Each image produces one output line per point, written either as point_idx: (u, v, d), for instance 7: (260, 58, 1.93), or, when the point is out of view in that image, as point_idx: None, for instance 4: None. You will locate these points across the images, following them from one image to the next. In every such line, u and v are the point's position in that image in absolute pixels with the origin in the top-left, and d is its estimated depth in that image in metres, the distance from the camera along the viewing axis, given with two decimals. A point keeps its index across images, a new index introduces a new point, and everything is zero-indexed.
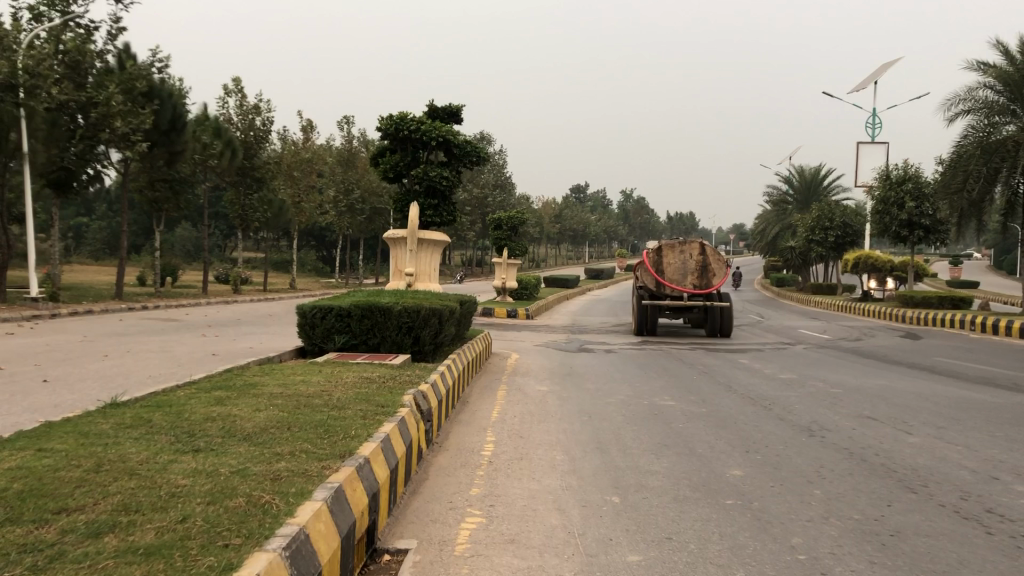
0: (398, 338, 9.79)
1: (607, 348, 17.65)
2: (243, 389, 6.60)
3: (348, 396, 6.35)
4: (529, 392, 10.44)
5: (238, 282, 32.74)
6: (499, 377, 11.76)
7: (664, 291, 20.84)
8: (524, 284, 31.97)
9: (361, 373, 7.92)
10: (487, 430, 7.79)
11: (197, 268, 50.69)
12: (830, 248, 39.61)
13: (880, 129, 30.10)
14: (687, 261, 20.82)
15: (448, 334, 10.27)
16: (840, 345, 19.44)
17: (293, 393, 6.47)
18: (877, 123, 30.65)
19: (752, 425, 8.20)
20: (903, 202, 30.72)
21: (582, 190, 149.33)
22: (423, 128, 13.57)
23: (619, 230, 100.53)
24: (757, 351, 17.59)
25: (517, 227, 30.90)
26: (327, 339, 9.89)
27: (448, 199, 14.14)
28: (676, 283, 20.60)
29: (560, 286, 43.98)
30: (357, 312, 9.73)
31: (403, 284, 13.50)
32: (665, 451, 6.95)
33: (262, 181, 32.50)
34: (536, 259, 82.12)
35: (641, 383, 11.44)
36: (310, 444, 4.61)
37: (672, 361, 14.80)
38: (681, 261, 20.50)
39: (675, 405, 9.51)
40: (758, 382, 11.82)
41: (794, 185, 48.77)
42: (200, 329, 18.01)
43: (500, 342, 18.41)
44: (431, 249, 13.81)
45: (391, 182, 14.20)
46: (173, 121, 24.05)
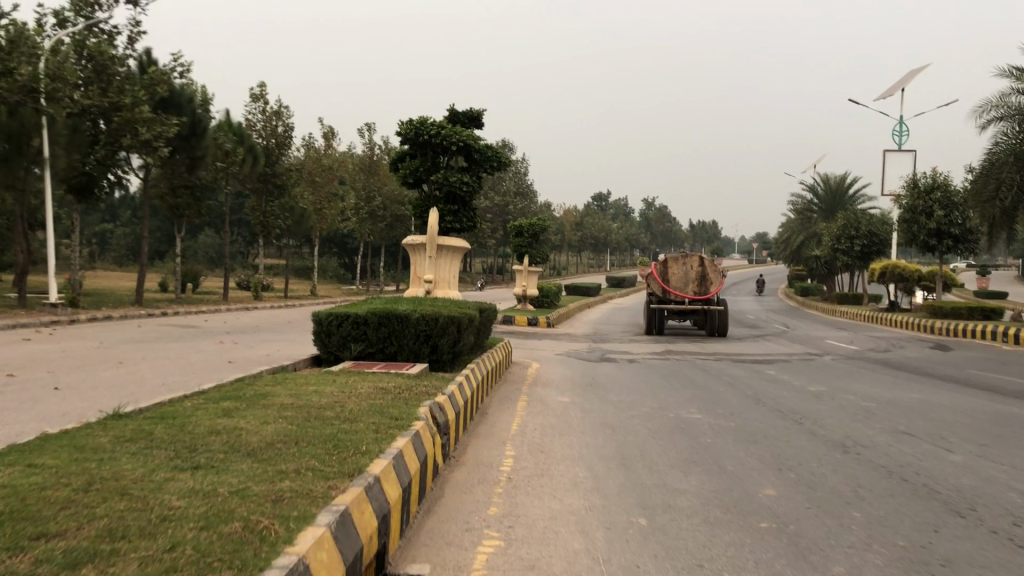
0: (415, 347, 9.52)
1: (629, 358, 17.31)
2: (253, 400, 6.35)
3: (361, 408, 6.08)
4: (550, 404, 10.13)
5: (259, 288, 32.66)
6: (519, 387, 11.48)
7: (669, 297, 24.59)
8: (545, 292, 31.67)
9: (377, 383, 7.66)
10: (507, 444, 7.50)
11: (219, 274, 50.80)
12: (856, 258, 39.02)
13: (908, 136, 29.55)
14: (688, 272, 24.42)
15: (467, 344, 9.99)
16: (869, 356, 18.98)
17: (304, 404, 6.21)
18: (905, 130, 30.16)
19: (783, 440, 7.86)
20: (931, 211, 30.09)
21: (604, 198, 148.80)
22: (444, 133, 13.32)
23: (641, 238, 99.95)
24: (784, 361, 17.18)
25: (539, 234, 30.64)
26: (343, 348, 9.62)
27: (469, 205, 13.87)
28: (678, 290, 24.31)
29: (581, 294, 43.63)
30: (374, 320, 9.46)
31: (422, 291, 13.25)
32: (693, 468, 6.63)
33: (283, 188, 32.43)
34: (558, 267, 81.75)
35: (665, 395, 11.12)
36: (317, 461, 4.34)
37: (697, 372, 14.45)
38: (682, 270, 24.25)
39: (702, 419, 9.19)
40: (786, 394, 11.46)
41: (819, 194, 48.19)
42: (217, 336, 17.84)
43: (521, 350, 18.13)
44: (452, 255, 13.56)
45: (411, 187, 13.95)
46: (193, 127, 24.08)
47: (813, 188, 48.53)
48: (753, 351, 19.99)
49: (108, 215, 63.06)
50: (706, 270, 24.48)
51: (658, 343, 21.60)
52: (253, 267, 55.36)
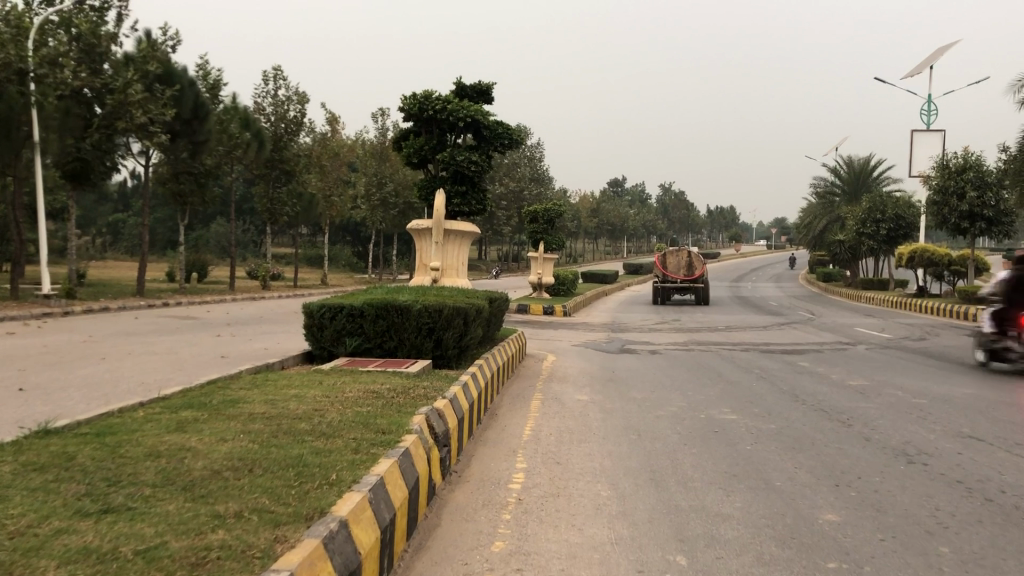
0: (417, 341, 8.60)
1: (651, 349, 16.35)
2: (220, 408, 5.43)
3: (340, 419, 5.15)
4: (567, 403, 9.16)
5: (267, 277, 31.87)
6: (533, 383, 10.52)
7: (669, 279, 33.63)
8: (561, 279, 30.72)
9: (368, 385, 6.71)
10: (518, 454, 6.54)
11: (229, 264, 50.24)
12: (882, 242, 37.72)
13: (936, 115, 28.24)
14: (681, 261, 33.55)
15: (476, 338, 9.05)
16: (905, 345, 17.89)
17: (276, 415, 5.27)
18: (933, 108, 28.84)
19: (836, 448, 6.86)
20: (963, 192, 28.80)
21: (620, 184, 147.29)
22: (450, 107, 12.32)
23: (658, 224, 98.56)
24: (817, 352, 16.12)
25: (554, 220, 29.63)
26: (337, 343, 8.70)
27: (479, 185, 12.93)
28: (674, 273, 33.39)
29: (598, 281, 42.61)
30: (372, 312, 8.56)
31: (428, 279, 12.31)
32: (735, 487, 5.66)
33: (291, 174, 31.57)
34: (574, 254, 80.70)
35: (693, 391, 10.16)
36: (270, 498, 3.40)
37: (726, 364, 13.45)
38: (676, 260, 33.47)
39: (737, 420, 8.23)
40: (826, 390, 10.44)
41: (842, 176, 46.82)
42: (216, 328, 16.98)
43: (536, 342, 17.19)
44: (460, 241, 12.62)
45: (416, 168, 13.01)
46: (195, 111, 23.32)
47: (836, 171, 47.13)
48: (780, 340, 18.89)
49: (121, 204, 62.67)
50: (695, 260, 33.45)
51: (680, 332, 20.59)
52: (266, 257, 54.65)
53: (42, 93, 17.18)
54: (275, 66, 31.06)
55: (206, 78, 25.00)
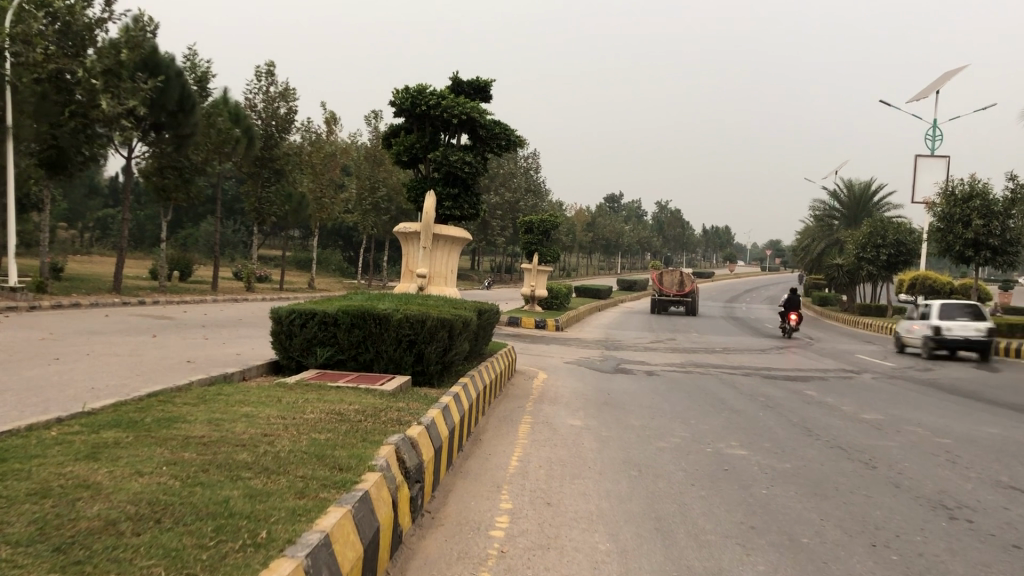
0: (396, 355, 7.75)
1: (647, 369, 15.53)
2: (153, 429, 4.56)
3: (290, 450, 4.30)
4: (559, 428, 8.32)
5: (252, 279, 30.95)
6: (522, 405, 9.68)
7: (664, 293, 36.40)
8: (554, 293, 29.91)
9: (334, 405, 5.85)
10: (502, 492, 5.71)
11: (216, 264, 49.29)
12: (881, 267, 37.07)
13: (942, 141, 27.45)
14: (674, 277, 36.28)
15: (462, 353, 8.19)
16: (912, 376, 17.12)
17: (214, 440, 4.41)
18: (939, 133, 28.21)
19: (865, 497, 6.02)
20: (969, 220, 28.12)
21: (616, 200, 146.77)
22: (445, 103, 11.49)
23: (652, 241, 98.00)
24: (822, 379, 15.33)
25: (550, 231, 28.79)
26: (306, 352, 7.85)
27: (472, 188, 12.14)
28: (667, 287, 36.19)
29: (591, 296, 41.82)
30: (347, 320, 7.72)
31: (414, 286, 11.48)
32: (755, 544, 4.82)
33: (281, 173, 30.75)
34: (567, 268, 79.98)
35: (696, 419, 9.35)
36: (169, 568, 2.55)
37: (727, 390, 12.66)
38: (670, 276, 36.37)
39: (748, 458, 7.42)
40: (839, 424, 9.62)
41: (842, 199, 46.25)
42: (191, 329, 16.11)
43: (527, 357, 16.37)
44: (449, 247, 11.80)
45: (405, 167, 12.18)
46: (181, 103, 22.52)
47: (836, 195, 46.56)
48: (781, 365, 18.08)
49: (112, 199, 61.74)
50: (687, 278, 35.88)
51: (677, 352, 19.79)
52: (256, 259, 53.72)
53: (16, 75, 16.38)
54: (267, 62, 30.33)
55: (194, 70, 24.35)
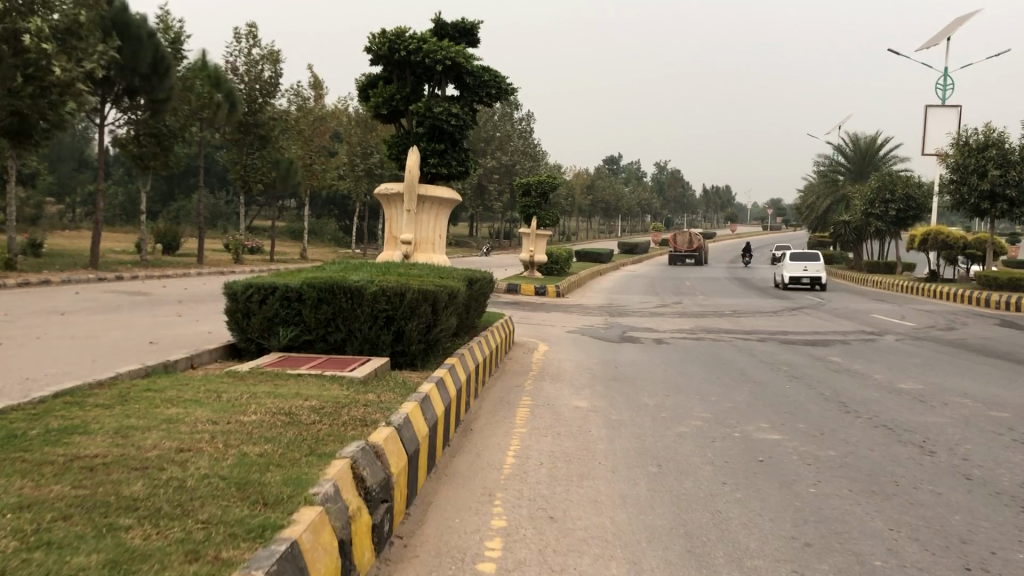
0: (371, 333, 6.68)
1: (656, 336, 14.51)
2: (30, 448, 3.47)
3: (203, 475, 3.22)
4: (562, 412, 7.27)
5: (240, 251, 29.79)
6: (519, 383, 8.65)
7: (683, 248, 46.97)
8: (554, 257, 28.86)
9: (290, 401, 4.79)
10: (494, 502, 4.66)
11: (207, 236, 48.24)
12: (891, 223, 35.94)
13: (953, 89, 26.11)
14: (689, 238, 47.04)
15: (449, 329, 7.11)
16: (937, 336, 16.08)
17: (109, 462, 3.33)
18: (950, 82, 26.59)
19: (935, 495, 4.96)
20: (984, 170, 26.89)
21: (615, 161, 145.00)
22: (426, 48, 10.32)
23: (653, 203, 96.67)
24: (843, 343, 14.30)
25: (548, 193, 27.58)
26: (267, 333, 6.76)
27: (460, 142, 11.03)
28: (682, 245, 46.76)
29: (593, 260, 40.71)
30: (313, 296, 6.62)
31: (399, 254, 10.37)
32: (817, 570, 3.76)
33: (267, 139, 29.52)
34: (568, 232, 78.84)
35: (716, 396, 8.31)
36: None
37: (744, 358, 11.61)
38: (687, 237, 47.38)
39: (783, 443, 6.38)
40: (875, 396, 8.57)
41: (847, 154, 45.02)
42: (167, 306, 15.00)
43: (526, 326, 15.36)
44: (437, 210, 10.67)
45: (386, 121, 11.05)
46: (154, 66, 21.27)
47: (841, 149, 45.25)
48: (795, 328, 17.00)
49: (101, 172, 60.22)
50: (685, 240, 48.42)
51: (685, 318, 18.72)
52: (250, 230, 52.54)
53: None
54: (250, 23, 29.06)
55: (167, 32, 23.09)
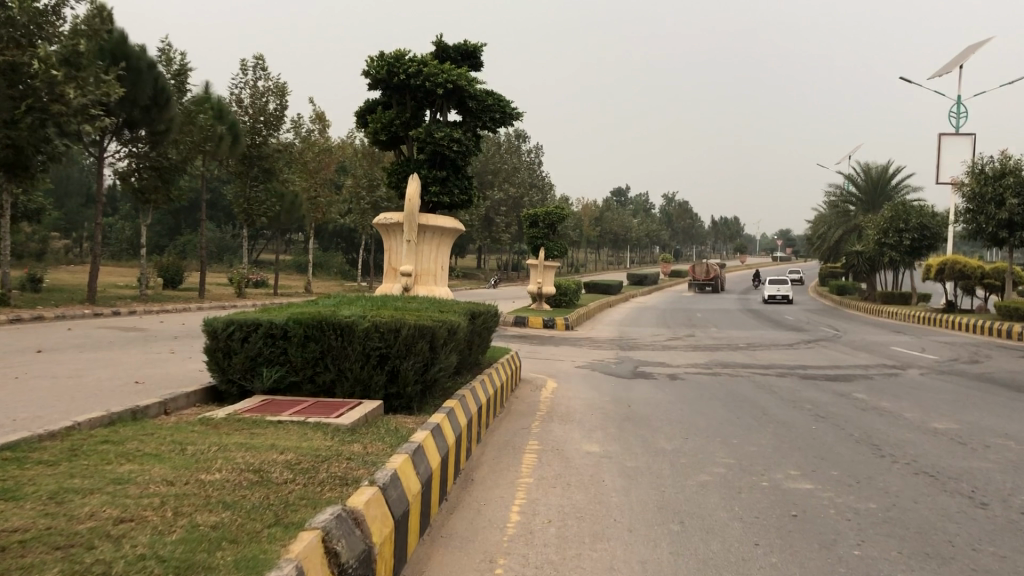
0: (363, 374, 6.13)
1: (669, 371, 13.91)
2: None
3: (139, 558, 2.64)
4: (573, 458, 6.68)
5: (244, 284, 29.35)
6: (527, 425, 8.06)
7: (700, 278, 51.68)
8: (562, 290, 28.30)
9: (266, 454, 4.22)
10: (495, 571, 4.07)
11: (213, 270, 47.97)
12: (904, 253, 35.30)
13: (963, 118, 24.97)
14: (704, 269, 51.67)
15: (449, 368, 6.57)
16: (962, 369, 15.43)
17: (27, 538, 2.75)
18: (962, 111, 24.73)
19: (1001, 559, 4.34)
20: (1001, 198, 26.27)
21: (623, 193, 144.93)
22: (427, 70, 9.88)
23: (661, 234, 96.25)
24: (866, 377, 13.65)
25: (556, 224, 27.07)
26: (250, 374, 6.21)
27: (462, 169, 10.54)
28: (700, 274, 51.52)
29: (602, 292, 40.14)
30: (299, 333, 6.08)
31: (398, 287, 9.87)
32: None
33: (271, 172, 29.21)
34: (576, 265, 78.40)
35: (738, 438, 7.71)
36: None
37: (763, 395, 11.01)
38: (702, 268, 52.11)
39: (818, 494, 5.77)
40: (909, 437, 7.95)
41: (859, 184, 44.46)
42: (160, 342, 14.48)
43: (534, 361, 14.80)
44: (438, 240, 10.18)
45: (385, 148, 10.58)
46: (155, 97, 21.00)
47: (852, 179, 44.78)
48: (814, 361, 16.35)
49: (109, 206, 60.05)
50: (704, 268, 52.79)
51: (698, 351, 18.11)
52: (257, 264, 52.22)
53: None
54: (256, 56, 28.93)
55: (169, 63, 22.93)
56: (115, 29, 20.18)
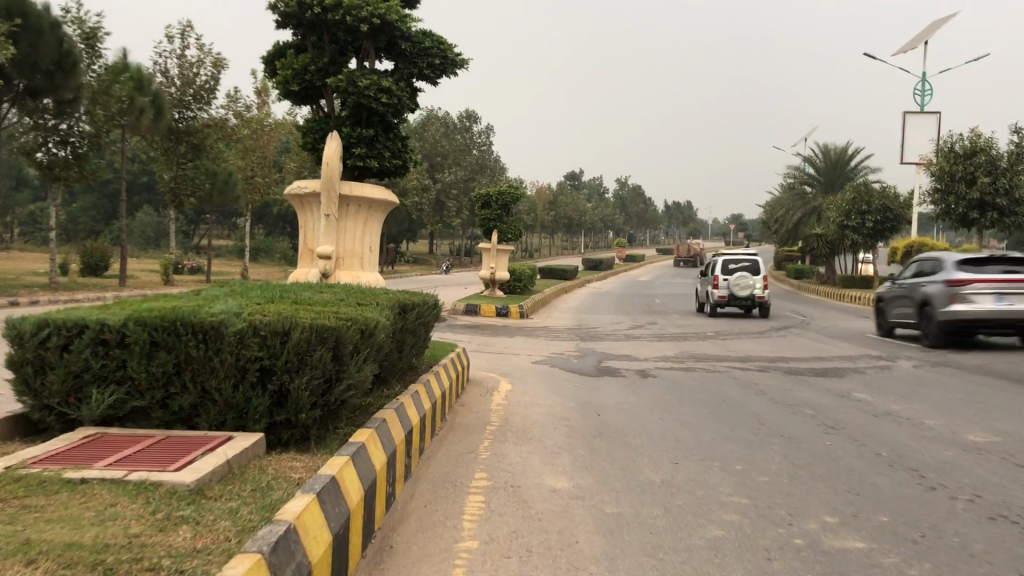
0: (237, 397, 4.31)
1: (639, 367, 12.25)
2: None
3: None
4: (533, 503, 4.94)
5: (172, 271, 27.08)
6: (474, 447, 6.30)
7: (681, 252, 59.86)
8: (517, 275, 26.53)
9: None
10: None
11: (148, 256, 45.40)
12: (868, 235, 34.07)
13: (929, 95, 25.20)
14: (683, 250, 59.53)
15: (364, 386, 4.79)
16: (952, 360, 13.97)
17: None
18: (928, 87, 25.04)
19: None
20: (973, 177, 25.01)
21: (577, 177, 143.78)
22: (347, 3, 8.42)
23: (615, 219, 94.99)
24: (858, 372, 12.08)
25: (510, 205, 25.29)
26: (74, 399, 4.36)
27: (394, 129, 8.98)
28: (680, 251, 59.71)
29: (557, 277, 38.47)
30: (142, 339, 4.26)
31: (314, 273, 8.10)
32: None
33: (201, 149, 26.95)
34: (530, 250, 76.91)
35: (743, 464, 6.05)
36: None
37: (752, 397, 9.38)
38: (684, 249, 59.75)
39: (881, 559, 4.09)
40: (952, 457, 6.33)
41: (817, 165, 43.42)
42: None
43: (486, 357, 13.06)
44: (365, 215, 8.42)
45: (300, 100, 9.05)
46: (58, 61, 18.81)
47: (811, 160, 43.58)
48: (794, 353, 14.78)
49: (41, 191, 56.86)
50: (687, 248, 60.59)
51: (665, 342, 16.46)
52: (197, 251, 49.60)
53: None
54: (185, 22, 26.66)
55: (80, 25, 21.24)
56: None
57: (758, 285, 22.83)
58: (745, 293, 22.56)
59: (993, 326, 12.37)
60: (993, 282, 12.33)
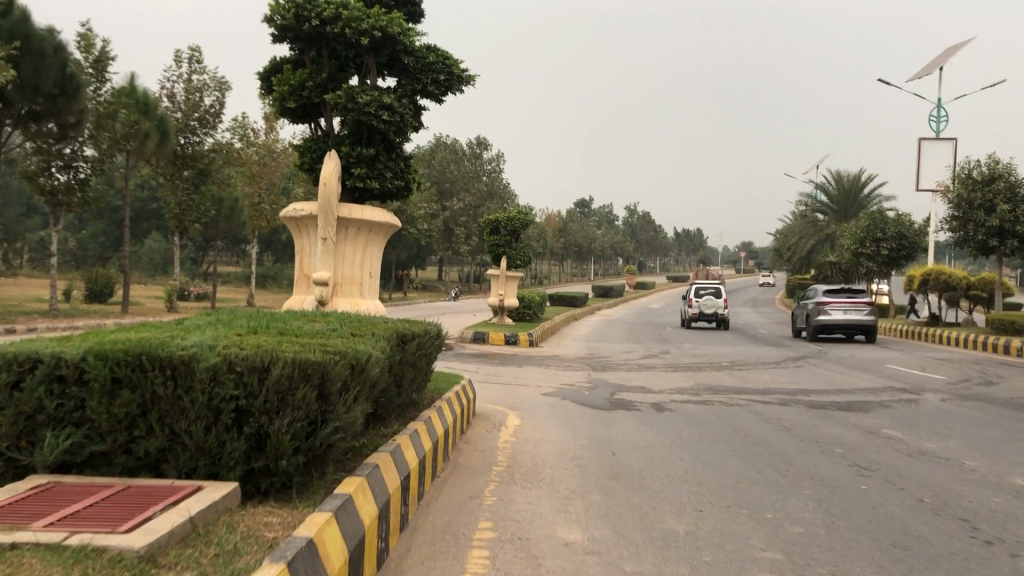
0: (209, 441, 3.81)
1: (653, 400, 11.68)
2: None
3: None
4: (544, 559, 4.41)
5: (175, 297, 26.63)
6: (478, 491, 5.78)
7: None
8: (525, 301, 26.01)
9: None
10: None
11: (154, 283, 45.05)
12: (883, 264, 33.46)
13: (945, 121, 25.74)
14: None
15: (354, 428, 4.28)
16: (980, 394, 13.34)
17: None
18: (945, 113, 25.66)
19: None
20: (992, 205, 24.42)
21: (586, 204, 143.61)
22: (346, 15, 8.08)
23: (625, 247, 94.42)
24: (884, 406, 11.47)
25: (519, 231, 24.82)
26: (27, 443, 3.88)
27: (396, 148, 8.56)
28: None
29: (566, 304, 37.90)
30: (103, 374, 3.78)
31: (310, 300, 7.65)
32: None
33: (206, 175, 26.61)
34: (540, 276, 76.38)
35: (774, 511, 5.50)
36: None
37: (776, 434, 8.81)
38: None
39: None
40: (1003, 505, 5.76)
41: (830, 193, 42.91)
42: None
43: (493, 388, 12.51)
44: (364, 238, 7.97)
45: (298, 118, 8.70)
46: (61, 84, 18.47)
47: (823, 188, 43.10)
48: (813, 385, 14.17)
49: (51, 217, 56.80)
50: None
51: (678, 373, 15.87)
52: (205, 277, 49.20)
53: None
54: (191, 47, 26.45)
55: (88, 49, 21.06)
56: (14, 7, 17.34)
57: (722, 304, 29.21)
58: (712, 311, 28.95)
59: (843, 326, 22.99)
60: (843, 302, 23.14)
